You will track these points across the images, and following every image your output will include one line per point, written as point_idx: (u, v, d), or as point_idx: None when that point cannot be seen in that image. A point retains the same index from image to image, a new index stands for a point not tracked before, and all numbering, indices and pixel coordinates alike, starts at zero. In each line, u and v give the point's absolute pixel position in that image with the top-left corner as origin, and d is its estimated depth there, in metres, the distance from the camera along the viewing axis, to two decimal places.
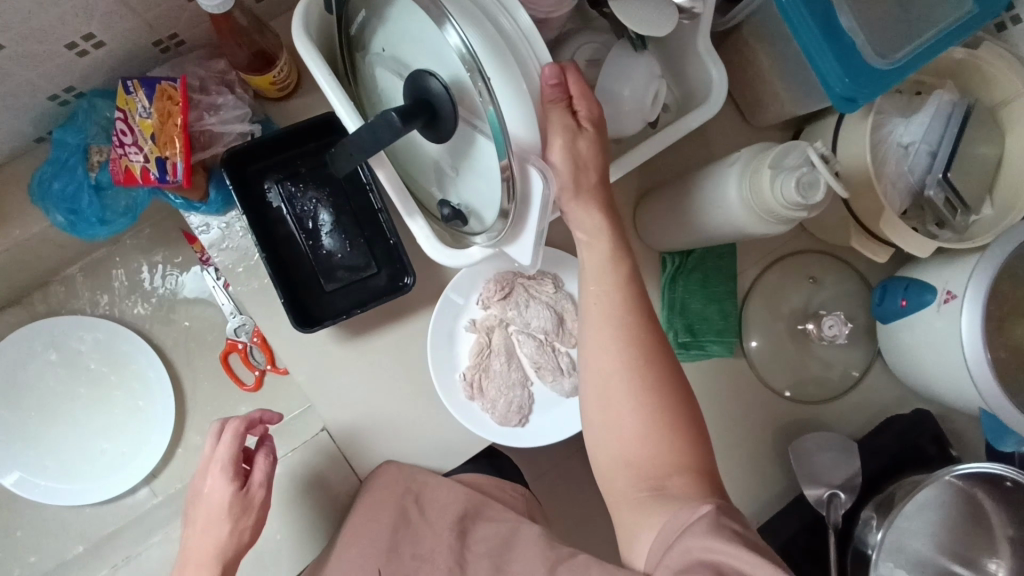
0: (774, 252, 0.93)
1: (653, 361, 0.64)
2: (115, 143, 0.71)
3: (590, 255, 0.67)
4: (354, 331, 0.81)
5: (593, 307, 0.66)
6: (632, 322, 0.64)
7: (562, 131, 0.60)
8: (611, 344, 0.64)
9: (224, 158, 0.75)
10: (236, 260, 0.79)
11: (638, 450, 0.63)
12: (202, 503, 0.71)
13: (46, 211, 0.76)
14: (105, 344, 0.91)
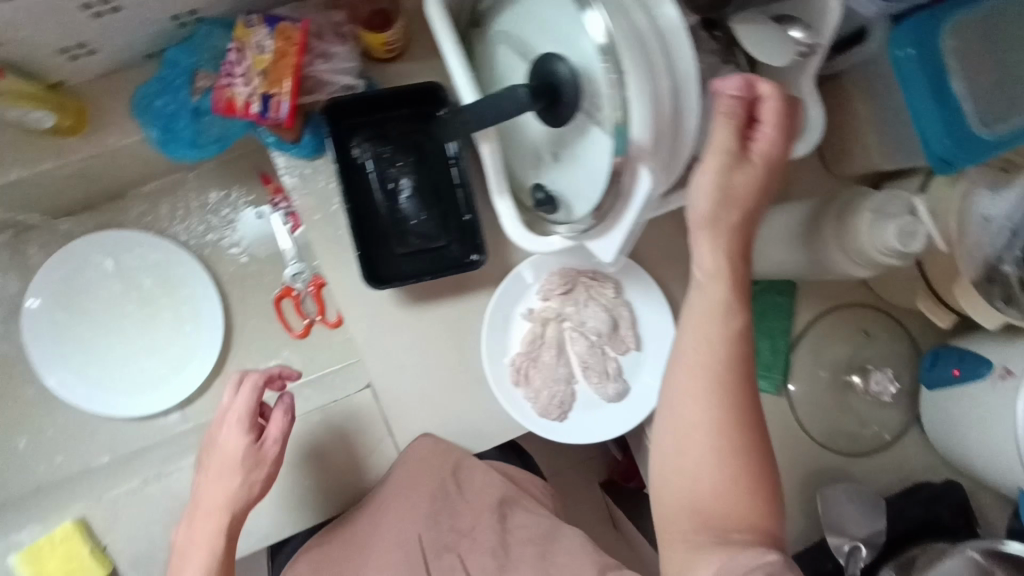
0: (833, 299, 0.93)
1: (742, 416, 0.62)
2: (226, 72, 0.73)
3: (698, 298, 0.64)
4: (416, 298, 0.82)
5: (692, 353, 0.63)
6: (731, 375, 0.62)
7: (726, 150, 0.59)
8: (707, 395, 0.62)
9: (326, 107, 0.76)
10: (314, 206, 0.81)
11: (710, 500, 0.62)
12: (219, 454, 0.72)
13: (143, 125, 0.77)
14: (164, 266, 0.92)
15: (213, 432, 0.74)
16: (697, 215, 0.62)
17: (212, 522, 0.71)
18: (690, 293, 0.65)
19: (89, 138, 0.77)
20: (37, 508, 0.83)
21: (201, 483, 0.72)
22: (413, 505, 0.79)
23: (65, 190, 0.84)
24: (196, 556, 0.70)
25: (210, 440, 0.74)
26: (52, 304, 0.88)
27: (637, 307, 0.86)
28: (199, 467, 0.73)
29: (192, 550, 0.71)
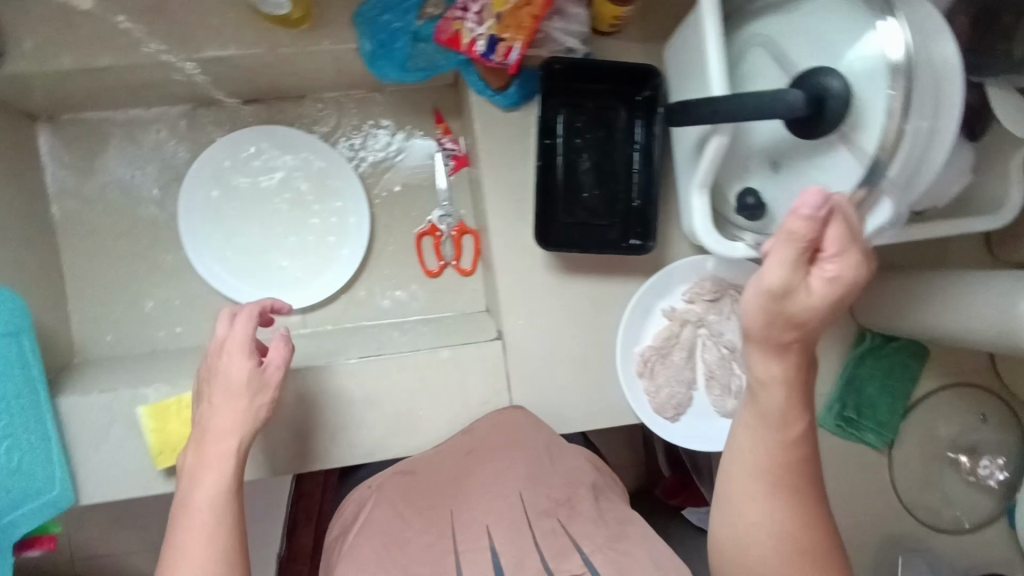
0: (959, 375, 0.93)
1: (822, 526, 0.56)
2: (462, 4, 0.74)
3: (759, 400, 0.57)
4: (569, 268, 0.84)
5: (746, 452, 0.57)
6: (804, 485, 0.56)
7: (782, 280, 0.51)
8: (774, 504, 0.55)
9: (545, 63, 0.76)
10: (499, 154, 0.82)
11: None
12: (223, 374, 0.67)
13: (360, 36, 0.78)
14: (323, 174, 0.93)
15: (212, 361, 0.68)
16: (751, 333, 0.54)
17: (224, 444, 0.65)
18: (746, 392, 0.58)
19: (309, 35, 0.78)
20: (158, 369, 0.85)
21: (207, 409, 0.66)
22: (493, 467, 0.75)
23: (258, 78, 0.85)
24: (202, 480, 0.63)
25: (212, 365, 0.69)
26: (212, 183, 0.90)
27: None
28: (200, 397, 0.68)
29: (202, 470, 0.63)
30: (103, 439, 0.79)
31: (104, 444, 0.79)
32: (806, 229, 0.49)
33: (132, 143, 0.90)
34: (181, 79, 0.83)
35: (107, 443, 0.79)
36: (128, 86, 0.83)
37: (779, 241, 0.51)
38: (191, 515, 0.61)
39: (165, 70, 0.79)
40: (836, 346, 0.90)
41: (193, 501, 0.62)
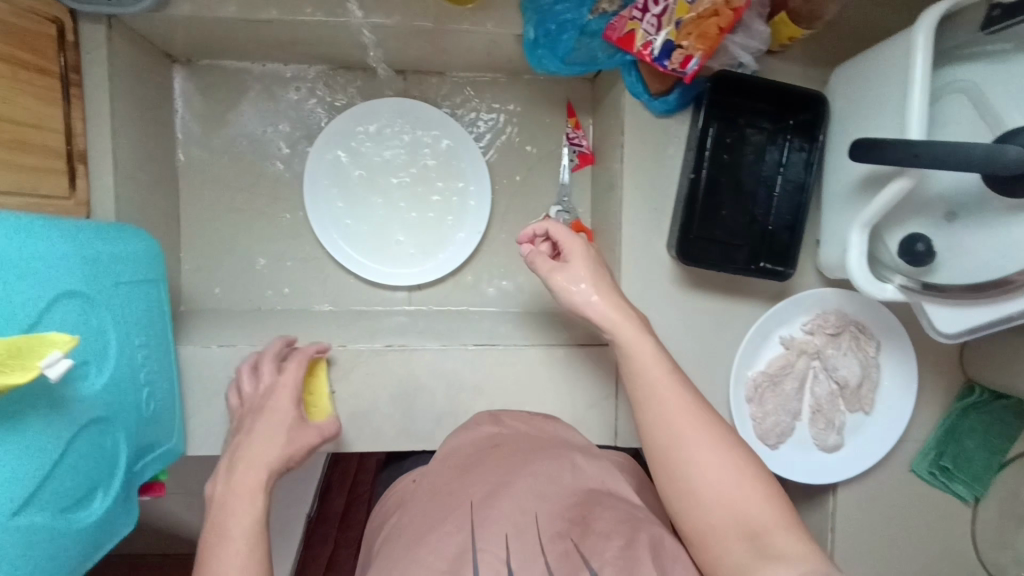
0: None
1: (665, 422, 0.62)
2: (641, 4, 0.73)
3: (636, 362, 0.66)
4: (695, 283, 0.84)
5: (649, 399, 0.64)
6: (678, 410, 0.62)
7: (567, 276, 0.71)
8: (689, 442, 0.60)
9: (714, 75, 0.75)
10: (643, 162, 0.82)
11: (723, 509, 0.57)
12: (255, 422, 0.72)
13: (525, 22, 0.77)
14: (451, 154, 0.92)
15: (255, 398, 0.74)
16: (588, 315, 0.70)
17: (253, 474, 0.67)
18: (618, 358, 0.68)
19: (473, 15, 0.76)
20: (270, 329, 0.84)
21: (243, 439, 0.71)
22: (507, 456, 0.65)
23: (406, 49, 0.84)
24: (236, 511, 0.64)
25: (249, 399, 0.74)
26: (342, 149, 0.90)
27: (884, 373, 0.87)
28: (240, 429, 0.72)
29: (235, 500, 0.65)
30: (216, 393, 0.79)
31: (217, 399, 0.79)
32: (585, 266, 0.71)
33: (265, 97, 0.89)
34: (328, 41, 0.82)
35: (219, 399, 0.79)
36: (275, 41, 0.82)
37: (528, 259, 0.73)
38: (228, 543, 0.61)
39: (318, 30, 0.78)
40: (940, 394, 0.90)
41: (228, 530, 0.62)
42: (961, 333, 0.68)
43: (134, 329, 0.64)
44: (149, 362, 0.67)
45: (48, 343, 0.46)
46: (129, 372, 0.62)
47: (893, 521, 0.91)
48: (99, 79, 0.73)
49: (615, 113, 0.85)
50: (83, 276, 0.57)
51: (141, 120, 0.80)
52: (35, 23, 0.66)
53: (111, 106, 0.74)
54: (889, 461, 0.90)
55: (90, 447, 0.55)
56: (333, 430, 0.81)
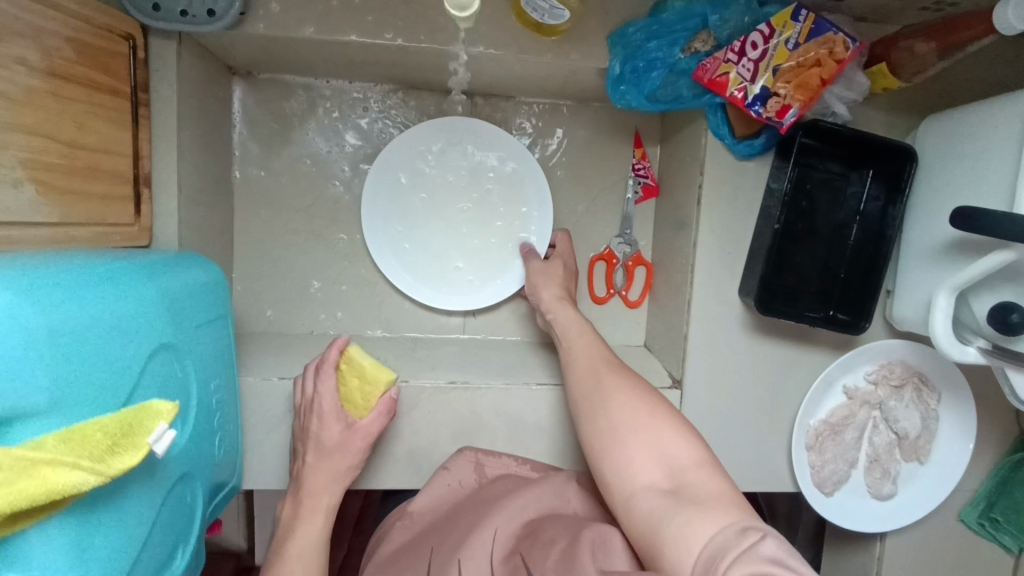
0: None
1: (587, 379, 0.69)
2: (737, 47, 0.69)
3: (576, 345, 0.73)
4: (762, 328, 0.83)
5: (583, 372, 0.70)
6: (601, 369, 0.69)
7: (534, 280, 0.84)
8: (608, 392, 0.66)
9: (807, 123, 0.73)
10: (719, 204, 0.80)
11: (642, 456, 0.60)
12: (319, 452, 0.71)
13: (611, 56, 0.74)
14: (514, 179, 0.90)
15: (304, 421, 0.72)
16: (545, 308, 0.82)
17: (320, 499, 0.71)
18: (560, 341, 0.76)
19: (558, 47, 0.73)
20: None
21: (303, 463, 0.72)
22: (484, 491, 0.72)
23: (479, 75, 0.81)
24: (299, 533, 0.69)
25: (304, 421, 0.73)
26: (402, 170, 0.87)
27: (945, 426, 0.86)
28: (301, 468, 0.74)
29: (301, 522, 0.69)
30: (275, 425, 0.77)
31: (276, 431, 0.77)
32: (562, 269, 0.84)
33: (327, 114, 0.86)
34: (400, 64, 0.78)
35: (279, 431, 0.77)
36: (344, 61, 0.79)
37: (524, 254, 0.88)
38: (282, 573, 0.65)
39: (393, 54, 0.75)
40: (995, 446, 0.89)
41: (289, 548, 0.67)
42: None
43: (209, 372, 0.62)
44: (220, 402, 0.65)
45: (155, 416, 0.43)
46: (205, 419, 0.61)
47: (936, 568, 0.91)
48: (166, 98, 0.70)
49: (691, 151, 0.83)
50: (170, 327, 0.54)
51: (203, 137, 0.77)
52: (109, 40, 0.63)
53: (177, 126, 0.71)
54: (939, 511, 0.90)
55: (175, 506, 0.54)
56: (392, 465, 0.80)
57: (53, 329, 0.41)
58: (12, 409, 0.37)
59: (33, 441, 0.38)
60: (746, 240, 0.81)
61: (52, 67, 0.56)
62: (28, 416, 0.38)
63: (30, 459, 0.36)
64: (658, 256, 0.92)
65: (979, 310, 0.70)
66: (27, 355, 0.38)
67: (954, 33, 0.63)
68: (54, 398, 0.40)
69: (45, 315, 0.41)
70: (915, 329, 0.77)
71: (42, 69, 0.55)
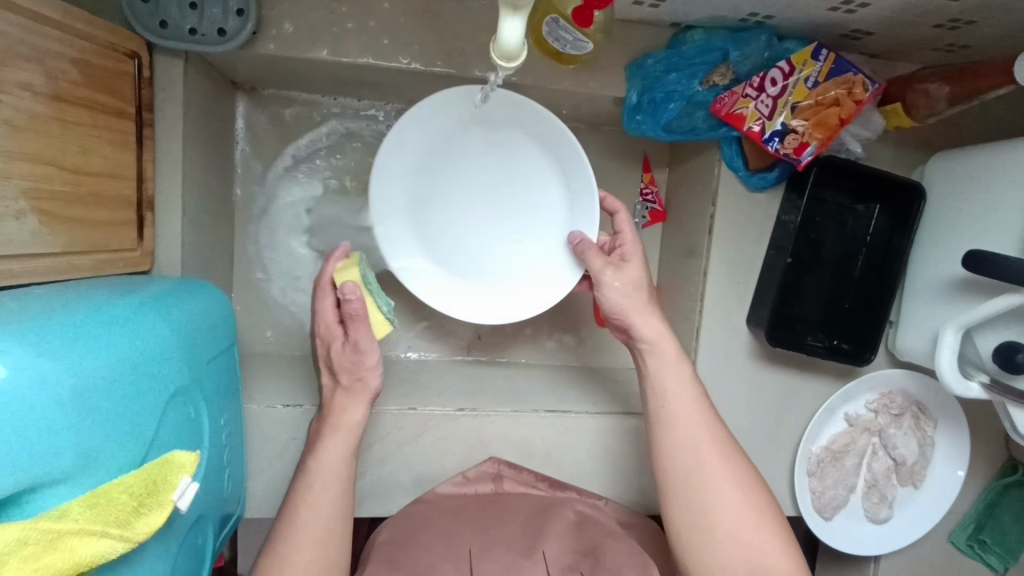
0: None
1: (690, 451, 0.66)
2: (756, 82, 0.70)
3: (672, 375, 0.69)
4: (767, 356, 0.84)
5: (682, 430, 0.67)
6: (703, 435, 0.67)
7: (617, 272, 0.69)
8: (713, 479, 0.65)
9: (821, 159, 0.74)
10: (729, 234, 0.80)
11: (733, 548, 0.63)
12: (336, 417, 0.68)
13: (629, 86, 0.74)
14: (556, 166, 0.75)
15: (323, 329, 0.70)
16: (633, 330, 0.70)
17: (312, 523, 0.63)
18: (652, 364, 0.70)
19: (575, 75, 0.73)
20: None
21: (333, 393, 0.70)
22: None
23: None
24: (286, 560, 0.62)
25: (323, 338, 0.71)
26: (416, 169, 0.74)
27: (939, 452, 0.89)
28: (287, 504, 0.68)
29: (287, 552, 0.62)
30: (278, 454, 0.75)
31: (279, 460, 0.75)
32: (641, 275, 0.71)
33: (335, 132, 0.85)
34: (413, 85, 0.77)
35: (282, 461, 0.75)
36: (355, 82, 0.77)
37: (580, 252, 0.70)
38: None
39: (406, 76, 0.74)
40: (984, 471, 0.92)
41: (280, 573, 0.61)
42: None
43: (219, 407, 0.60)
44: (228, 435, 0.63)
45: (178, 470, 0.41)
46: (215, 457, 0.59)
47: None
48: (172, 117, 0.68)
49: (702, 179, 0.83)
50: (183, 368, 0.52)
51: (208, 155, 0.75)
52: (115, 59, 0.60)
53: (183, 146, 0.69)
54: (931, 533, 0.93)
55: (188, 553, 0.52)
56: (398, 493, 0.79)
57: (76, 384, 0.39)
58: (38, 476, 0.35)
59: (57, 509, 0.36)
60: (754, 269, 0.82)
61: (58, 91, 0.53)
62: (52, 481, 0.36)
63: (58, 531, 0.34)
64: (664, 280, 0.92)
65: (982, 347, 0.72)
66: (52, 415, 0.37)
67: (976, 80, 0.64)
68: (78, 458, 0.38)
69: (68, 368, 0.39)
70: (917, 360, 0.79)
71: (47, 93, 0.52)
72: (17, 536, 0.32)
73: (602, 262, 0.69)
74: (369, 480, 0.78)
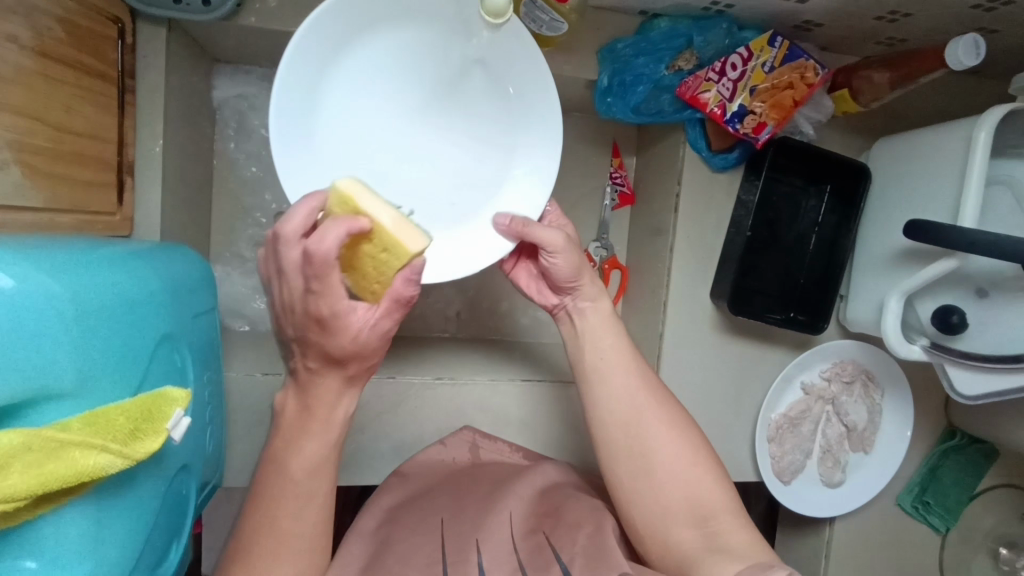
0: (1008, 476, 1.02)
1: (625, 403, 0.66)
2: (718, 67, 0.75)
3: (595, 322, 0.69)
4: (729, 328, 0.89)
5: (616, 385, 0.66)
6: (637, 388, 0.66)
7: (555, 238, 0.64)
8: (649, 428, 0.65)
9: (777, 140, 0.80)
10: (693, 211, 0.85)
11: (674, 496, 0.63)
12: (304, 400, 0.55)
13: (601, 69, 0.79)
14: (527, 118, 0.65)
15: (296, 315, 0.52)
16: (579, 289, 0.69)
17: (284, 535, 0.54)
18: (582, 320, 0.70)
19: (550, 57, 0.77)
20: None
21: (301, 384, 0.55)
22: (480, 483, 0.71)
23: None
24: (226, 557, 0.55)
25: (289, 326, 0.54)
26: (347, 61, 0.60)
27: (886, 419, 0.95)
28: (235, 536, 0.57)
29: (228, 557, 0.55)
30: (258, 423, 0.75)
31: (258, 429, 0.76)
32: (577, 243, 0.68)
33: None
34: None
35: (261, 429, 0.76)
36: None
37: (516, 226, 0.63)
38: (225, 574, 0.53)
39: None
40: (926, 437, 0.99)
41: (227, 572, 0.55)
42: (978, 397, 0.76)
43: (202, 364, 0.61)
44: (209, 395, 0.64)
45: (171, 402, 0.42)
46: (197, 412, 0.59)
47: (876, 550, 1.00)
48: (153, 85, 0.68)
49: (668, 161, 0.88)
50: (169, 315, 0.53)
51: (186, 126, 0.75)
52: (98, 22, 0.61)
53: (164, 115, 0.69)
54: (880, 497, 0.99)
55: (171, 501, 0.52)
56: (376, 461, 0.80)
57: (80, 308, 0.40)
58: (41, 389, 0.36)
59: (57, 424, 0.37)
60: (716, 245, 0.87)
61: (43, 47, 0.54)
62: (55, 398, 0.37)
63: (61, 441, 0.35)
64: (633, 259, 0.97)
65: (922, 314, 0.78)
66: (57, 333, 0.38)
67: (912, 66, 0.71)
68: (81, 379, 0.39)
69: (73, 292, 0.40)
70: (865, 330, 0.85)
71: (33, 48, 0.52)
72: (20, 442, 0.33)
73: (561, 238, 0.64)
74: (348, 449, 0.79)
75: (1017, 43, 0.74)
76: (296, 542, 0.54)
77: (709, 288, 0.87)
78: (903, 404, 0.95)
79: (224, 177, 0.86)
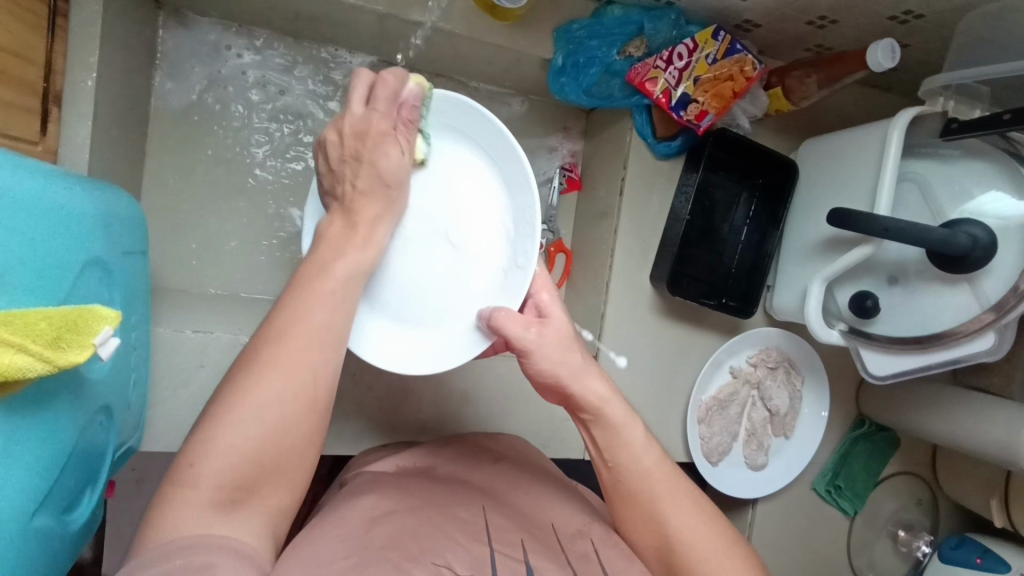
0: (906, 464, 1.11)
1: (651, 530, 0.59)
2: (666, 56, 0.79)
3: (601, 433, 0.59)
4: (666, 311, 0.93)
5: (638, 494, 0.59)
6: (660, 490, 0.59)
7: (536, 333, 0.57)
8: (681, 538, 0.57)
9: (718, 131, 0.85)
10: (635, 196, 0.89)
11: None
12: (350, 216, 0.54)
13: (556, 49, 0.82)
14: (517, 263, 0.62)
15: (360, 161, 0.54)
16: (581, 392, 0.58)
17: (236, 455, 0.46)
18: (590, 431, 0.60)
19: (508, 32, 0.79)
20: (245, 318, 0.78)
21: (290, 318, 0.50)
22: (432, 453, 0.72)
23: (430, 50, 0.84)
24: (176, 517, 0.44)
25: (333, 169, 0.55)
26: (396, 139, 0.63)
27: (805, 405, 1.01)
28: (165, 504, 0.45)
29: (177, 513, 0.44)
30: (185, 381, 0.71)
31: (183, 389, 0.71)
32: (568, 324, 0.60)
33: (261, 70, 0.85)
34: (351, 25, 0.79)
35: (186, 390, 0.71)
36: (292, 13, 0.78)
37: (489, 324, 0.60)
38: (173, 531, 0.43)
39: (345, 11, 0.75)
40: (840, 424, 1.06)
41: (170, 532, 0.43)
42: (887, 376, 0.83)
43: (130, 306, 0.59)
44: (135, 342, 0.60)
45: (99, 319, 0.39)
46: (124, 354, 0.56)
47: (793, 533, 1.05)
48: (90, 13, 0.64)
49: (615, 148, 0.92)
50: (92, 242, 0.50)
51: (122, 64, 0.71)
52: None
53: (100, 47, 0.65)
54: (798, 480, 1.05)
55: (90, 441, 0.48)
56: None
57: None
58: None
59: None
60: (658, 230, 0.91)
61: None
62: None
63: None
64: (578, 242, 1.00)
65: (841, 300, 0.85)
66: None
67: (837, 68, 0.77)
68: None
69: None
70: (790, 317, 0.91)
71: None
72: None
73: (535, 326, 0.57)
74: None
75: (924, 58, 0.83)
76: (320, 335, 0.50)
77: (649, 271, 0.91)
78: (820, 392, 1.01)
79: (161, 129, 0.81)
